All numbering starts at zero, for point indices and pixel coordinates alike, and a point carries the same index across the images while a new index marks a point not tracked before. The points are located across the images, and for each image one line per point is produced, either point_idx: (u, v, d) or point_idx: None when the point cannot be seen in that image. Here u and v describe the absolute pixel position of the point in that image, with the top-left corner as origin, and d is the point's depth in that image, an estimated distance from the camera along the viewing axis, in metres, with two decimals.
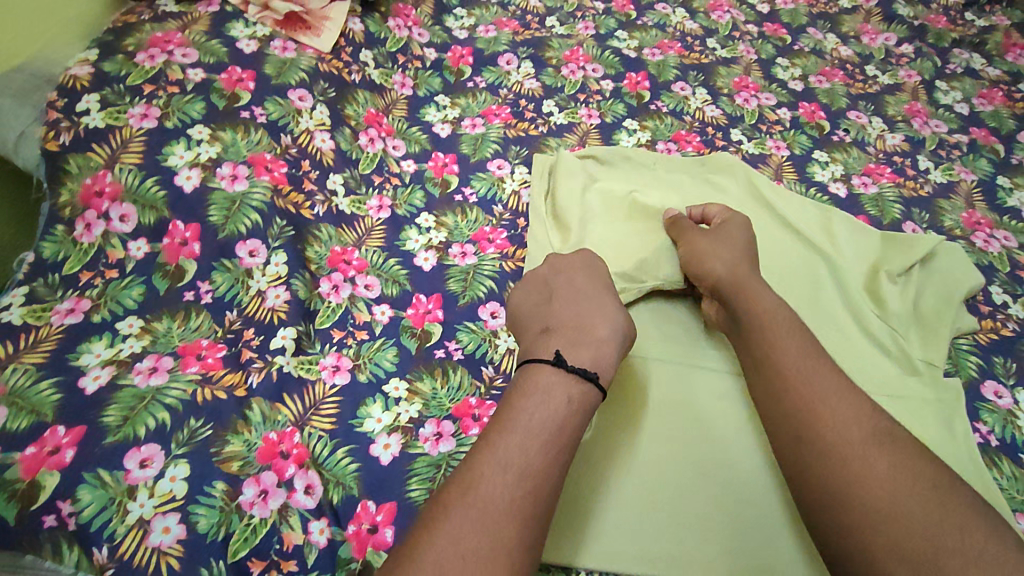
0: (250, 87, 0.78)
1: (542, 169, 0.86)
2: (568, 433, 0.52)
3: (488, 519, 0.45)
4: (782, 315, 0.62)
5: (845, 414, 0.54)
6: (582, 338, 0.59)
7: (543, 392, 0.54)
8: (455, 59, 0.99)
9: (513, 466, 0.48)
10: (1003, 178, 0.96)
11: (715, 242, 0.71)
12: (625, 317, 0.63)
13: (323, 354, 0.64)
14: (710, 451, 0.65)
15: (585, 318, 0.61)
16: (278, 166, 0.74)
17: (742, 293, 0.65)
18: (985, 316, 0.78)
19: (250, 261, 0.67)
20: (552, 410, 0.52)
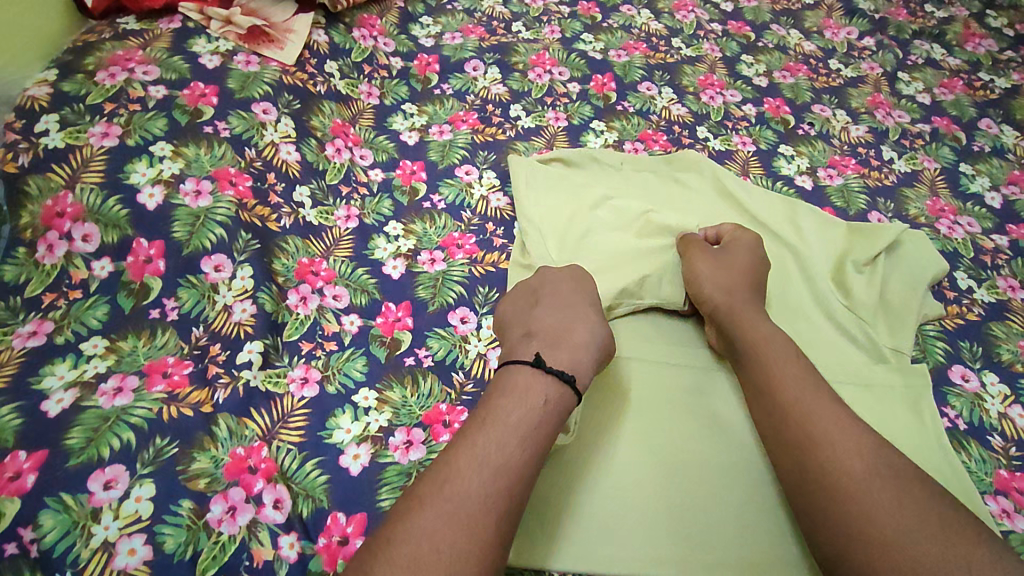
0: (213, 103, 0.78)
1: (517, 171, 0.85)
2: (544, 433, 0.53)
3: (462, 513, 0.46)
4: (779, 344, 0.63)
5: (849, 445, 0.54)
6: (562, 342, 0.60)
7: (521, 391, 0.54)
8: (421, 67, 0.99)
9: (490, 465, 0.49)
10: (965, 165, 0.98)
11: (720, 267, 0.71)
12: (606, 328, 0.64)
13: (291, 366, 0.64)
14: (692, 449, 0.65)
15: (566, 324, 0.62)
16: (242, 180, 0.74)
17: (740, 325, 0.66)
18: (952, 302, 0.79)
19: (216, 276, 0.67)
20: (530, 408, 0.53)
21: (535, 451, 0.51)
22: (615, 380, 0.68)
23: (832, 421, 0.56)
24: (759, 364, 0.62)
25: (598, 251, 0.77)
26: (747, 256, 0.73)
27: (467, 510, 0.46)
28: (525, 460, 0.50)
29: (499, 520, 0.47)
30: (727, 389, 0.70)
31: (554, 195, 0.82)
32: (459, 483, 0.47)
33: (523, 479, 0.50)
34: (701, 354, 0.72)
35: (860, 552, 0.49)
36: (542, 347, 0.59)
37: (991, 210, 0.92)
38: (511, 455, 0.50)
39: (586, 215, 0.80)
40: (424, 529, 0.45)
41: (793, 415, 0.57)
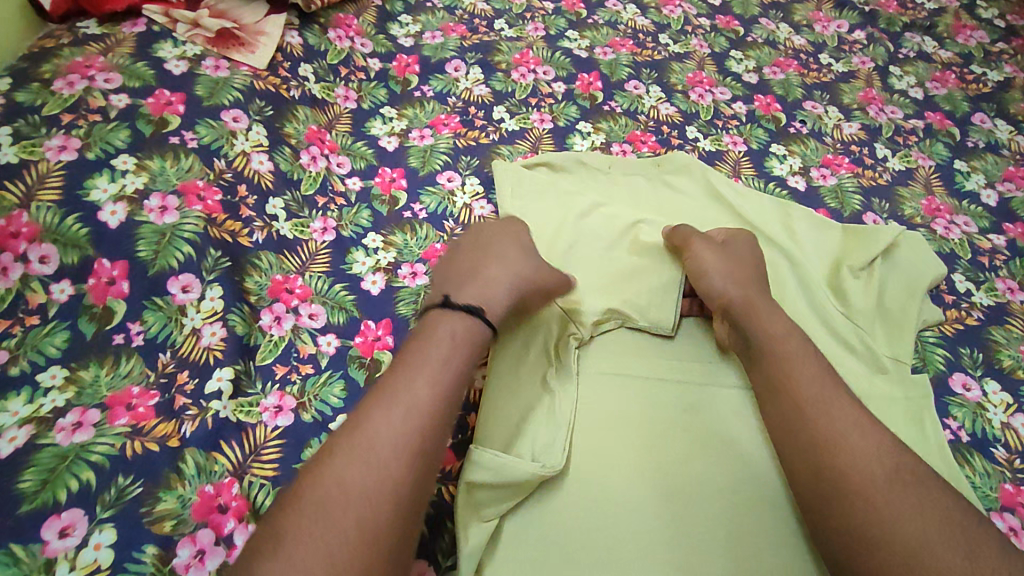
0: (179, 111, 0.74)
1: (501, 178, 0.81)
2: (455, 368, 0.53)
3: (371, 456, 0.46)
4: (797, 344, 0.61)
5: (867, 447, 0.52)
6: (469, 280, 0.60)
7: (427, 328, 0.55)
8: (400, 69, 0.96)
9: (397, 405, 0.49)
10: (960, 162, 0.96)
11: (726, 260, 0.69)
12: (522, 259, 0.63)
13: (264, 393, 0.61)
14: (677, 464, 0.61)
15: (477, 264, 0.63)
16: (211, 193, 0.70)
17: (755, 317, 0.64)
18: (950, 306, 0.77)
19: (183, 298, 0.63)
20: (438, 346, 0.53)
21: (445, 386, 0.51)
22: (604, 390, 0.65)
23: (852, 425, 0.54)
24: (774, 364, 0.60)
25: (587, 262, 0.74)
26: (748, 250, 0.72)
27: (376, 452, 0.46)
28: (435, 397, 0.50)
29: (412, 457, 0.47)
30: (718, 403, 0.66)
31: (540, 202, 0.79)
32: (368, 426, 0.47)
33: (435, 414, 0.50)
34: (699, 368, 0.68)
35: (879, 560, 0.47)
36: (457, 284, 0.60)
37: (987, 208, 0.90)
38: (419, 393, 0.50)
39: (573, 223, 0.77)
40: (339, 478, 0.45)
41: (814, 420, 0.55)
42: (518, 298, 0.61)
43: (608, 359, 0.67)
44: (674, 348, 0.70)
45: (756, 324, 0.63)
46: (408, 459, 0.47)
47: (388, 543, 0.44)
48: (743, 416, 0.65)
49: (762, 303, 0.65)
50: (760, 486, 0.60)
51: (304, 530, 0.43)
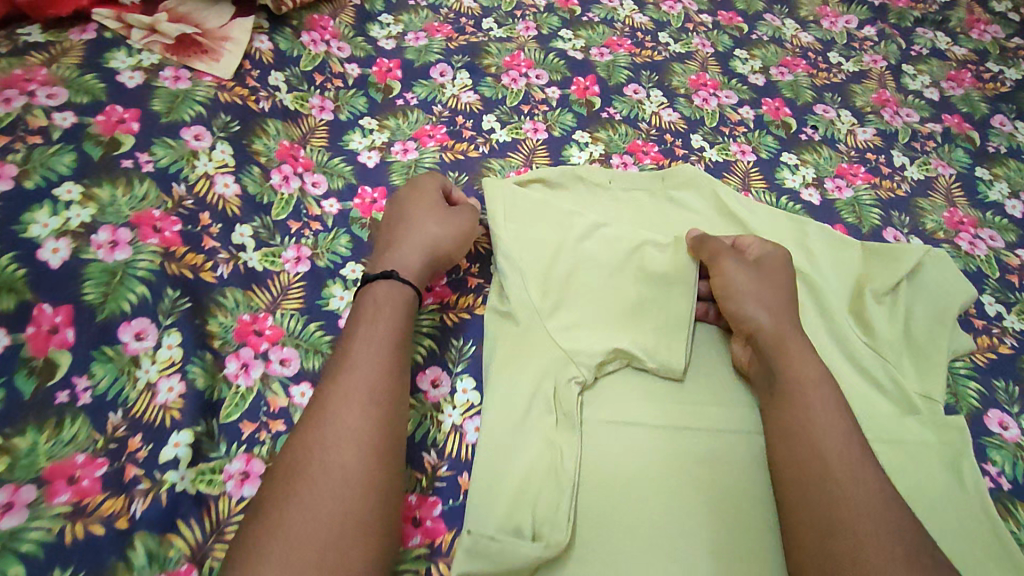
0: (134, 129, 0.66)
1: (492, 195, 0.73)
2: (384, 326, 0.58)
3: (321, 422, 0.52)
4: (829, 398, 0.56)
5: (888, 525, 0.48)
6: (388, 249, 0.66)
7: (357, 301, 0.61)
8: (381, 74, 0.88)
9: (340, 372, 0.55)
10: (981, 169, 0.90)
11: (757, 283, 0.64)
12: (435, 221, 0.68)
13: (229, 457, 0.55)
14: (692, 526, 0.55)
15: (396, 232, 0.68)
16: (169, 224, 0.63)
17: (785, 354, 0.59)
18: (980, 332, 0.72)
19: (136, 346, 0.56)
20: (371, 313, 0.59)
21: (382, 346, 0.57)
22: (612, 439, 0.59)
23: (871, 501, 0.49)
24: (798, 416, 0.55)
25: (590, 293, 0.67)
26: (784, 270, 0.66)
27: (331, 412, 0.52)
28: (377, 357, 0.56)
29: (363, 408, 0.52)
30: (738, 457, 0.60)
31: (536, 223, 0.71)
32: (319, 399, 0.54)
33: (380, 372, 0.55)
34: (715, 414, 0.62)
35: None
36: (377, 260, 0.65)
37: (1013, 220, 0.84)
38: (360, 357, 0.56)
39: (573, 249, 0.69)
40: (304, 441, 0.51)
41: (836, 489, 0.50)
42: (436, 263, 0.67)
43: (619, 403, 0.61)
44: (686, 392, 0.63)
45: (786, 364, 0.58)
46: (355, 411, 0.52)
47: (359, 485, 0.49)
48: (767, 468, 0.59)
49: (794, 337, 0.60)
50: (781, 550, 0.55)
51: (287, 491, 0.48)
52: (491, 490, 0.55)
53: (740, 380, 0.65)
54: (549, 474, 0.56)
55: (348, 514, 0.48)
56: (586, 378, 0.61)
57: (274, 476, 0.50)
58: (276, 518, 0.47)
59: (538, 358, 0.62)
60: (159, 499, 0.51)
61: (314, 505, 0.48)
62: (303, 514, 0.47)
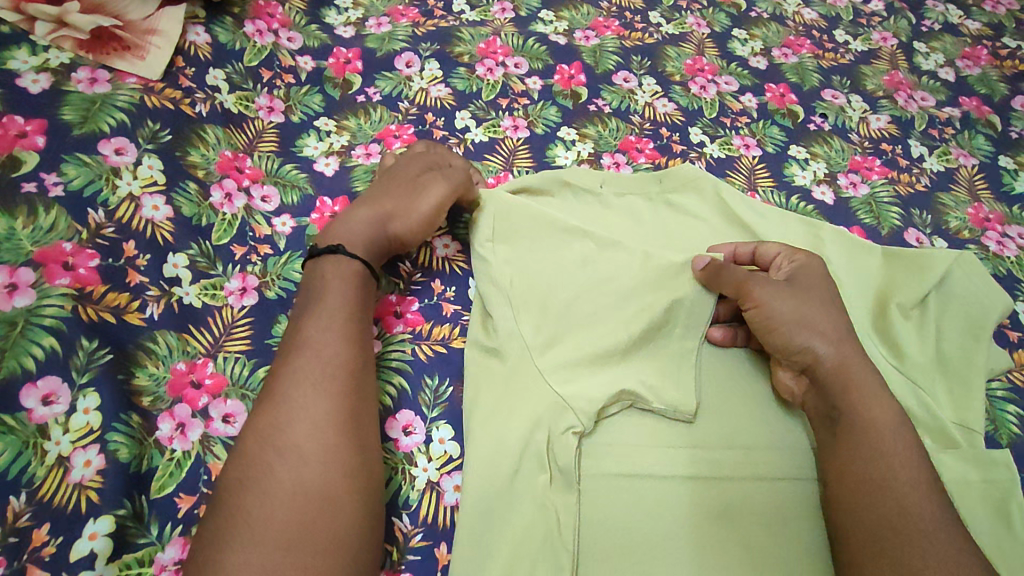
0: (38, 145, 0.56)
1: (490, 215, 0.65)
2: (343, 299, 0.53)
3: (280, 403, 0.46)
4: (906, 447, 0.48)
5: None
6: (339, 221, 0.60)
7: (311, 276, 0.55)
8: (339, 67, 0.78)
9: (298, 349, 0.49)
10: (1005, 158, 0.82)
11: (803, 304, 0.56)
12: (395, 203, 0.61)
13: (161, 543, 0.47)
14: None
15: (355, 206, 0.61)
16: (84, 259, 0.53)
17: (852, 392, 0.51)
18: (1017, 346, 0.65)
19: (44, 412, 0.46)
20: (323, 288, 0.53)
21: (336, 316, 0.51)
22: (612, 494, 0.52)
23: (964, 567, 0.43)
24: (876, 468, 0.47)
25: (585, 322, 0.58)
26: (827, 286, 0.58)
27: (284, 394, 0.46)
28: (332, 329, 0.50)
29: (325, 386, 0.47)
30: (758, 509, 0.53)
31: (529, 242, 0.63)
32: (276, 379, 0.48)
33: (336, 345, 0.50)
34: (731, 460, 0.54)
35: None
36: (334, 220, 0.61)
37: None
38: (313, 332, 0.50)
39: (568, 271, 0.61)
40: (259, 425, 0.45)
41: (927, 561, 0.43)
42: (388, 229, 0.60)
43: (621, 450, 0.54)
44: (697, 435, 0.55)
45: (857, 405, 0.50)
46: (317, 390, 0.47)
47: (325, 465, 0.44)
48: (789, 522, 0.52)
49: (859, 371, 0.52)
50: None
51: (247, 479, 0.43)
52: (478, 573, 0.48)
53: (758, 416, 0.57)
54: (542, 542, 0.49)
55: (316, 498, 0.43)
56: (586, 428, 0.52)
57: (229, 468, 0.45)
58: (235, 509, 0.42)
59: (530, 404, 0.54)
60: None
61: (273, 491, 0.43)
62: (261, 502, 0.42)
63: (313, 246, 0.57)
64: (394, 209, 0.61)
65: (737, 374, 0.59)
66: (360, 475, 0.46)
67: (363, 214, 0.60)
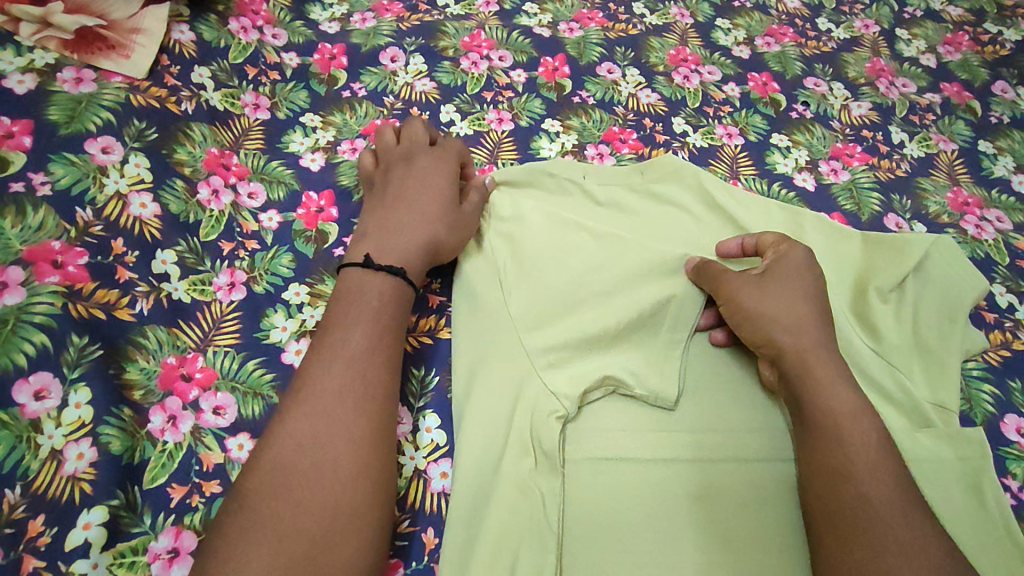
0: (25, 145, 0.57)
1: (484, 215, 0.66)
2: (388, 319, 0.53)
3: (317, 414, 0.46)
4: (868, 435, 0.49)
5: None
6: (390, 239, 0.59)
7: (356, 287, 0.54)
8: (324, 63, 0.78)
9: (336, 360, 0.49)
10: (985, 143, 0.83)
11: (769, 294, 0.57)
12: (448, 224, 0.62)
13: (154, 532, 0.48)
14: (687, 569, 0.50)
15: (402, 221, 0.60)
16: (73, 256, 0.53)
17: (810, 378, 0.52)
18: (994, 327, 0.66)
19: (36, 408, 0.47)
20: (365, 295, 0.54)
21: (377, 328, 0.52)
22: (598, 481, 0.53)
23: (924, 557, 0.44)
24: (835, 456, 0.49)
25: (560, 311, 0.60)
26: (804, 274, 0.58)
27: (324, 402, 0.47)
28: (375, 343, 0.51)
29: (360, 403, 0.48)
30: (738, 490, 0.54)
31: (508, 235, 0.64)
32: (311, 387, 0.48)
33: (372, 360, 0.50)
34: (710, 442, 0.56)
35: None
36: (372, 226, 0.60)
37: (1020, 197, 0.78)
38: (358, 343, 0.50)
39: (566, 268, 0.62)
40: (289, 431, 0.46)
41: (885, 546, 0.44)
42: (441, 243, 0.61)
43: (605, 436, 0.55)
44: (678, 419, 0.56)
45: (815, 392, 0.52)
46: (355, 406, 0.47)
47: (351, 481, 0.45)
48: (769, 501, 0.54)
49: (821, 360, 0.53)
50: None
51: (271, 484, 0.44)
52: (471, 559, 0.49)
53: (738, 399, 0.58)
54: (528, 527, 0.50)
55: (339, 511, 0.44)
56: (570, 413, 0.54)
57: (255, 467, 0.45)
58: (257, 513, 0.43)
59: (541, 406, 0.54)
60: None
61: (306, 500, 0.43)
62: (294, 508, 0.43)
63: (366, 260, 0.56)
64: (443, 229, 0.61)
65: (718, 359, 0.60)
66: (384, 491, 0.47)
67: (413, 226, 0.60)
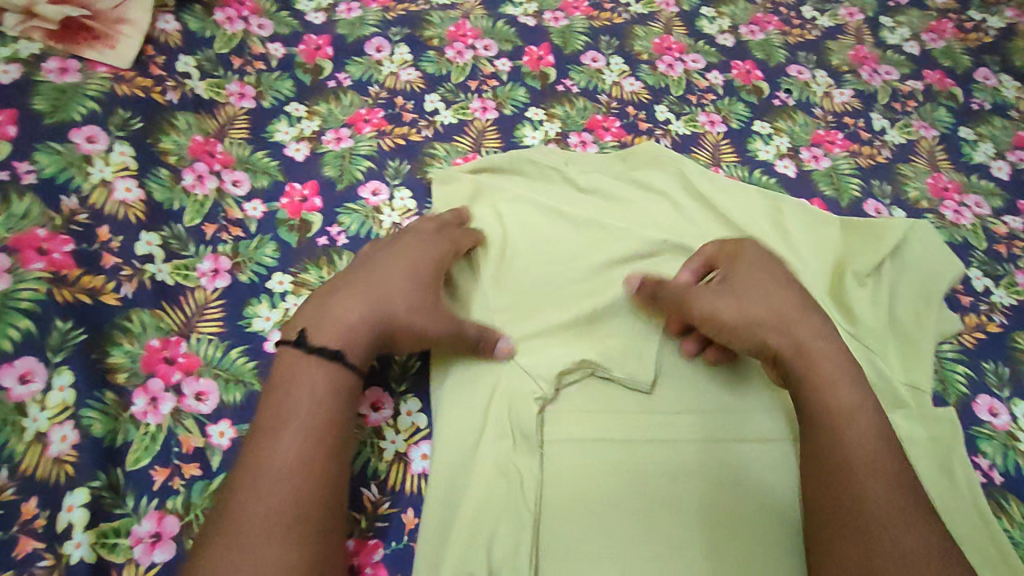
0: (9, 134, 0.57)
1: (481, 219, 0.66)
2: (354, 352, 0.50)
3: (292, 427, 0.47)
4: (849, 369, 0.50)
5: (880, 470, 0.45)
6: (331, 307, 0.52)
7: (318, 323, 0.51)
8: (309, 53, 0.79)
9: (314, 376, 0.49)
10: (965, 129, 0.84)
11: (740, 297, 0.54)
12: (403, 299, 0.54)
13: (137, 515, 0.49)
14: (661, 533, 0.51)
15: (361, 286, 0.54)
16: (58, 243, 0.54)
17: (814, 370, 0.50)
18: (969, 311, 0.67)
19: (22, 391, 0.47)
20: (298, 392, 0.48)
21: (307, 434, 0.46)
22: (576, 458, 0.54)
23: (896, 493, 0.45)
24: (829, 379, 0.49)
25: (539, 299, 0.61)
26: (766, 268, 0.56)
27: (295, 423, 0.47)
28: (322, 423, 0.47)
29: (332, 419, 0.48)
30: (714, 469, 0.55)
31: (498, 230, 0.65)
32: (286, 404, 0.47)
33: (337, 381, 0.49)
34: (686, 423, 0.57)
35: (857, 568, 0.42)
36: (316, 297, 0.54)
37: (999, 183, 0.79)
38: (285, 457, 0.45)
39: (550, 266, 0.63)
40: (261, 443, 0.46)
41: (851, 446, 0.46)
42: (375, 334, 0.52)
43: (578, 419, 0.56)
44: (654, 403, 0.58)
45: (802, 373, 0.50)
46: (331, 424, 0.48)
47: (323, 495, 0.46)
48: (744, 479, 0.55)
49: (823, 344, 0.51)
50: (777, 568, 0.51)
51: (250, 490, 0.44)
52: (445, 533, 0.51)
53: (717, 380, 0.59)
54: (507, 502, 0.51)
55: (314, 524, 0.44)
56: (547, 393, 0.56)
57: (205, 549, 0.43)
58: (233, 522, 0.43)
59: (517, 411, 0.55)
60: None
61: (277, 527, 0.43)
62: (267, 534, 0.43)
63: (299, 339, 0.50)
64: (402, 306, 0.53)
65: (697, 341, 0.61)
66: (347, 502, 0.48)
67: (354, 307, 0.52)
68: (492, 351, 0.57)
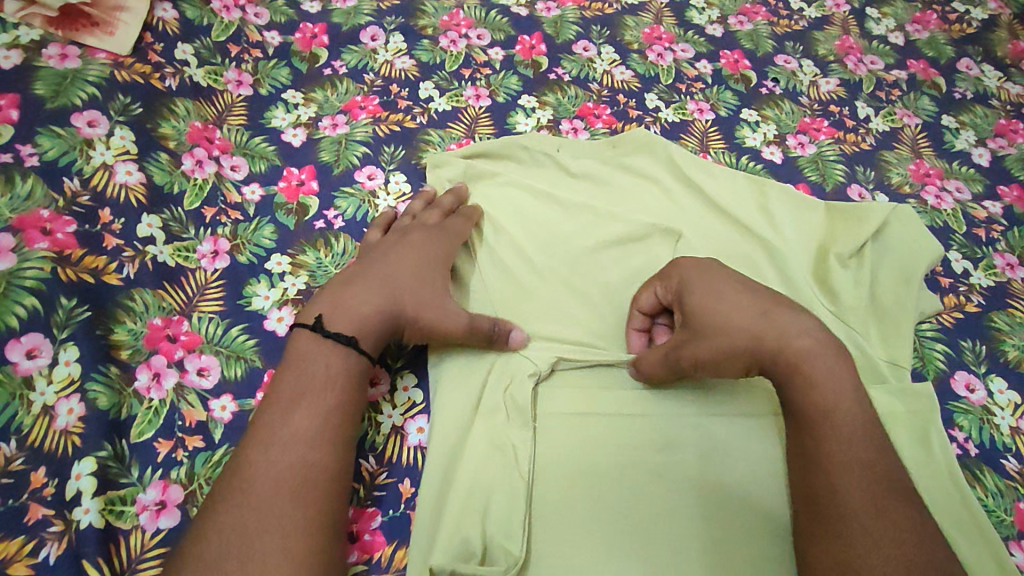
0: (11, 117, 0.58)
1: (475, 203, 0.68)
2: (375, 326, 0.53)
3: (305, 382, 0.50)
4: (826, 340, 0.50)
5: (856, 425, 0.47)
6: (345, 296, 0.54)
7: (335, 308, 0.53)
8: (305, 41, 0.80)
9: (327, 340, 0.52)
10: (948, 117, 0.86)
11: (708, 337, 0.52)
12: (410, 288, 0.56)
13: (142, 485, 0.50)
14: (651, 500, 0.53)
15: (374, 278, 0.55)
16: (61, 224, 0.55)
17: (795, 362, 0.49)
18: (948, 291, 0.70)
19: (28, 366, 0.49)
20: (306, 373, 0.50)
21: (318, 411, 0.49)
22: (568, 433, 0.56)
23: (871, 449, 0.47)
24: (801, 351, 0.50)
25: (531, 280, 0.63)
26: (715, 279, 0.54)
27: (308, 379, 0.50)
28: (333, 380, 0.50)
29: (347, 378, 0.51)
30: (703, 441, 0.57)
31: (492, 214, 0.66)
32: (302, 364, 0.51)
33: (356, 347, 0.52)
34: (675, 398, 0.58)
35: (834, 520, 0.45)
36: (333, 286, 0.56)
37: (979, 169, 0.81)
38: (298, 411, 0.48)
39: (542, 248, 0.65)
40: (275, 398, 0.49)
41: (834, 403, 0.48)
42: (384, 326, 0.54)
43: (571, 392, 0.58)
44: None
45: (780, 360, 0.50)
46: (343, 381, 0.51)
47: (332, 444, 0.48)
48: (732, 450, 0.56)
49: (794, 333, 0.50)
50: (764, 533, 0.52)
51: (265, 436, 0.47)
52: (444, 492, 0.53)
53: None
54: (503, 464, 0.54)
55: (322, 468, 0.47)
56: (542, 370, 0.57)
57: (215, 510, 0.44)
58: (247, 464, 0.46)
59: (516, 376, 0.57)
60: (75, 542, 0.46)
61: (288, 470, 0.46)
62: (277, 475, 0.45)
63: (316, 323, 0.52)
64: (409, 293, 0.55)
65: None
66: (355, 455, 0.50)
67: (367, 297, 0.54)
68: (506, 342, 0.58)
